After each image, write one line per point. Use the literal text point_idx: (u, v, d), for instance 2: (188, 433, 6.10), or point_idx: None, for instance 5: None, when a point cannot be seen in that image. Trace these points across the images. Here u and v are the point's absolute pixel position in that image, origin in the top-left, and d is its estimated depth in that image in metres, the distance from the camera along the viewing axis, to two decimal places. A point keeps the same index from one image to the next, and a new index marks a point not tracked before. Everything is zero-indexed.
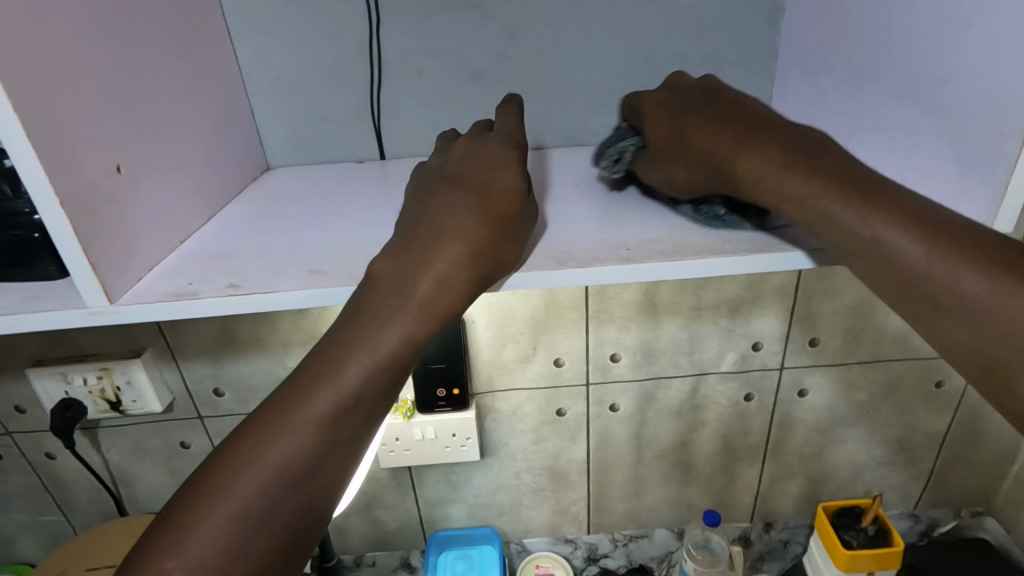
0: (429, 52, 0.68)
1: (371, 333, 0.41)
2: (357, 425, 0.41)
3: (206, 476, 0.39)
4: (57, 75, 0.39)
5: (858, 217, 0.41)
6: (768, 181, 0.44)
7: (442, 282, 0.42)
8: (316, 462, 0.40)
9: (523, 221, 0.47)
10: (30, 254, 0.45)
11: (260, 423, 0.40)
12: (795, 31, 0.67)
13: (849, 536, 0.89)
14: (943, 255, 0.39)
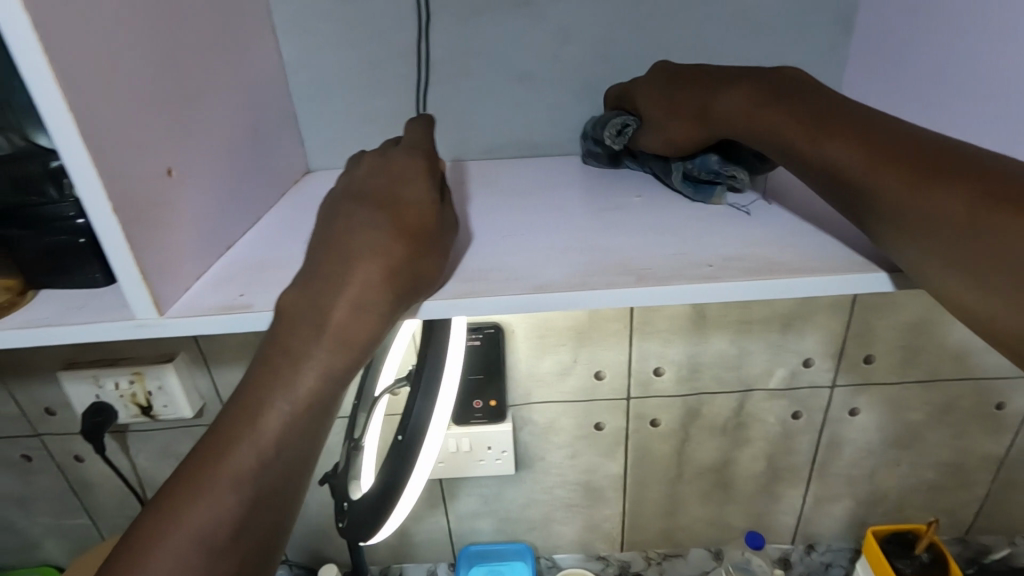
0: (480, 53, 0.65)
1: (287, 371, 0.38)
2: (284, 468, 0.37)
3: (119, 555, 0.35)
4: (112, 77, 0.37)
5: (817, 148, 0.44)
6: (738, 118, 0.49)
7: (359, 305, 0.39)
8: (241, 520, 0.36)
9: (442, 234, 0.44)
10: (76, 260, 0.43)
11: (171, 490, 0.36)
12: (868, 34, 0.64)
13: (902, 564, 0.85)
14: (892, 179, 0.39)
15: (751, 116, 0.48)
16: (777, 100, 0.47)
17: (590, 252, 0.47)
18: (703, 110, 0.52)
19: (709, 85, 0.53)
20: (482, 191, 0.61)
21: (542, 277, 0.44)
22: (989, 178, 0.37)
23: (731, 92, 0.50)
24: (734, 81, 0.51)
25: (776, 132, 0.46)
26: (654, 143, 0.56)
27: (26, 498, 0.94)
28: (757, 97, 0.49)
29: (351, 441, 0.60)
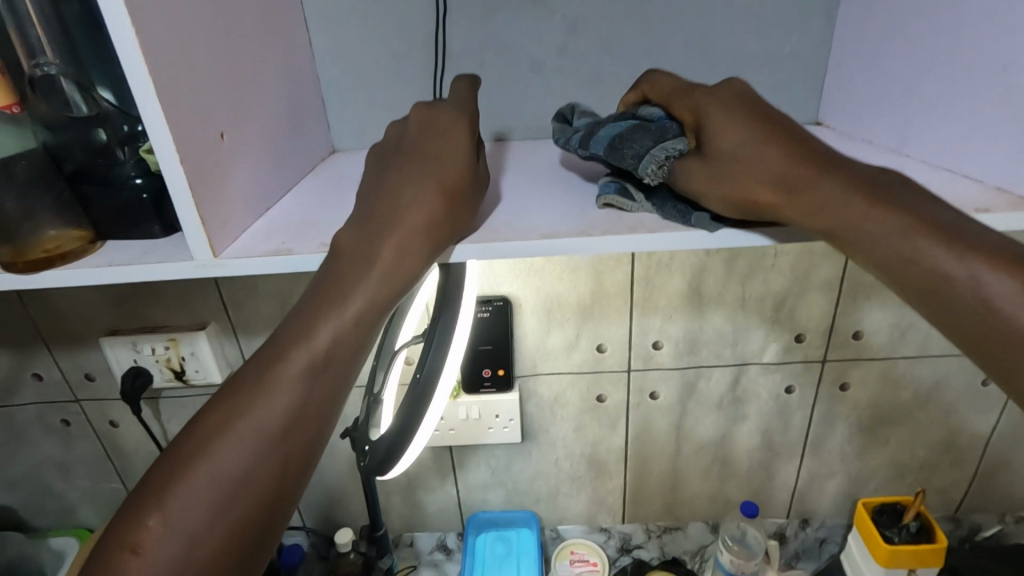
0: (493, 42, 0.71)
1: (338, 297, 0.44)
2: (331, 382, 0.43)
3: (187, 435, 0.41)
4: (178, 47, 0.44)
5: (950, 257, 0.40)
6: (854, 218, 0.42)
7: (403, 248, 0.44)
8: (298, 416, 0.42)
9: (477, 192, 0.49)
10: (137, 215, 0.48)
11: (238, 386, 0.42)
12: (850, 22, 0.68)
13: (890, 533, 0.89)
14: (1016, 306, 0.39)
15: (855, 210, 0.42)
16: (878, 202, 0.42)
17: (595, 212, 0.53)
18: (794, 190, 0.43)
19: (804, 154, 0.44)
20: (494, 167, 0.67)
21: (547, 229, 0.50)
22: None
23: (820, 180, 0.43)
24: (807, 170, 0.44)
25: (886, 238, 0.42)
26: (721, 189, 0.46)
27: (63, 463, 1.00)
28: (867, 186, 0.43)
29: (371, 396, 0.66)
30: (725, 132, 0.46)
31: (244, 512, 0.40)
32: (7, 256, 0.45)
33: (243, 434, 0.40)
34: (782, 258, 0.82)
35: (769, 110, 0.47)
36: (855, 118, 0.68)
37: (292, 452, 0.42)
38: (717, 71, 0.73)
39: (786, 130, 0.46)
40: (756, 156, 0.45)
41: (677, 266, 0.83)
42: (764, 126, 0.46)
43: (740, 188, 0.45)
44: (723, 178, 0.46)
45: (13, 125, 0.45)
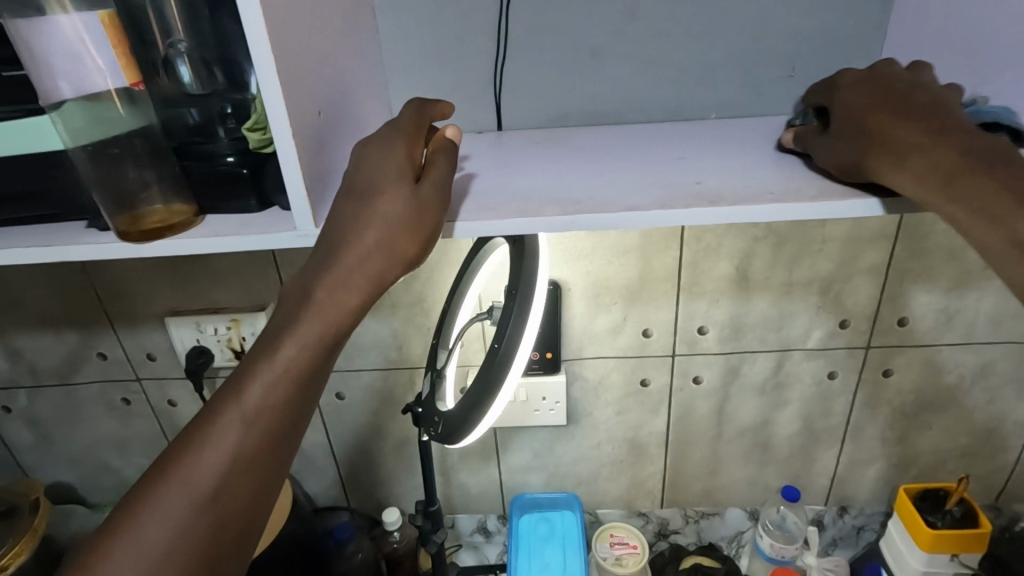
0: (551, 31, 0.73)
1: (273, 343, 0.45)
2: (269, 429, 0.44)
3: (126, 500, 0.42)
4: (285, 29, 0.46)
5: None
6: (936, 182, 0.46)
7: (335, 287, 0.46)
8: (254, 447, 0.43)
9: (432, 213, 0.48)
10: (237, 188, 0.51)
11: (200, 421, 0.44)
12: (906, 8, 0.69)
13: (933, 517, 0.90)
14: None
15: (947, 173, 0.45)
16: (989, 164, 0.45)
17: (667, 187, 0.56)
18: (920, 145, 0.47)
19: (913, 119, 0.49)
20: (556, 152, 0.69)
21: (628, 202, 0.53)
22: None
23: (941, 138, 0.47)
24: (936, 123, 0.48)
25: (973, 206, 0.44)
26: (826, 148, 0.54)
27: (121, 442, 1.04)
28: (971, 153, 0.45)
29: (435, 372, 0.69)
30: (856, 101, 0.53)
31: (208, 546, 0.41)
32: (124, 224, 0.49)
33: (206, 471, 0.42)
34: (828, 244, 0.84)
35: (901, 84, 0.53)
36: None
37: (254, 483, 0.44)
38: (770, 58, 0.74)
39: (931, 97, 0.51)
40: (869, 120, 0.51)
41: (725, 251, 0.84)
42: (890, 95, 0.52)
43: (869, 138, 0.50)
44: (854, 134, 0.51)
45: (134, 107, 0.48)
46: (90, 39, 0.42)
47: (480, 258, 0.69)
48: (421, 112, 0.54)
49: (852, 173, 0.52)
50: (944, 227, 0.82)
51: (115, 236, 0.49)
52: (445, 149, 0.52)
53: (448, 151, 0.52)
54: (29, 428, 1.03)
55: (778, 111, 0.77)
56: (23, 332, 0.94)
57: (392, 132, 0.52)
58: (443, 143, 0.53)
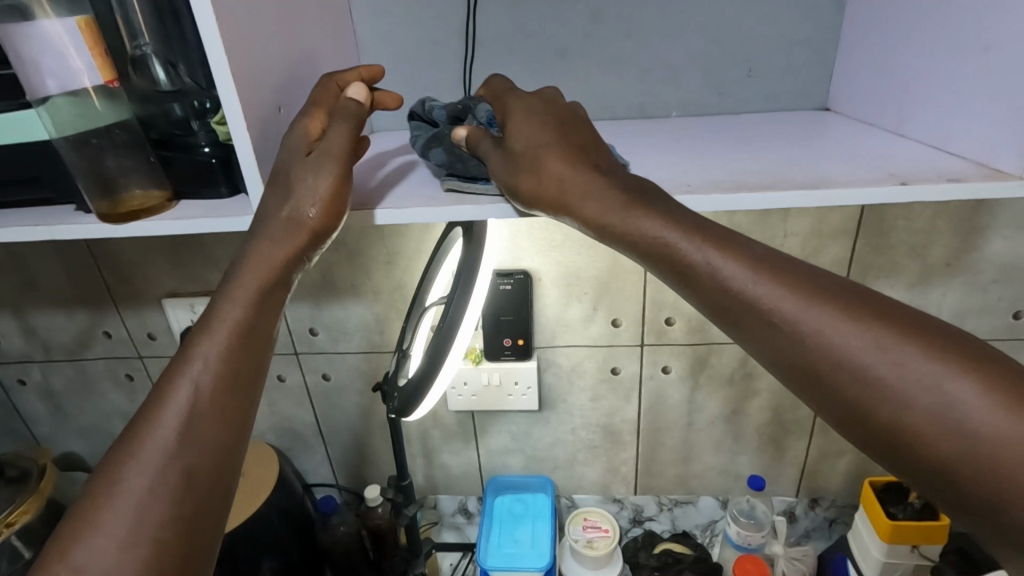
0: (518, 32, 0.77)
1: (211, 313, 0.49)
2: (222, 385, 0.47)
3: (96, 480, 0.43)
4: (245, 34, 0.52)
5: (700, 250, 0.47)
6: (599, 218, 0.50)
7: (261, 254, 0.51)
8: (210, 402, 0.46)
9: (326, 179, 0.52)
10: (207, 176, 0.56)
11: (156, 387, 0.46)
12: (858, 10, 0.71)
13: (895, 509, 0.91)
14: (773, 293, 0.44)
15: (613, 209, 0.50)
16: (642, 203, 0.49)
17: None
18: (568, 186, 0.51)
19: (579, 158, 0.53)
20: None
21: None
22: (885, 313, 0.42)
23: (593, 176, 0.51)
24: (595, 162, 0.53)
25: (646, 230, 0.48)
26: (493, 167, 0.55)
27: (126, 415, 1.11)
28: (626, 193, 0.50)
29: (401, 351, 0.73)
30: (520, 127, 0.55)
31: (183, 493, 0.43)
32: (105, 207, 0.55)
33: (167, 424, 0.44)
34: (791, 238, 0.85)
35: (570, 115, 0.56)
36: (861, 102, 0.72)
37: (221, 433, 0.46)
38: (731, 57, 0.77)
39: (582, 137, 0.55)
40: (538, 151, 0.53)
41: None
42: (551, 127, 0.55)
43: (518, 176, 0.53)
44: (516, 165, 0.53)
45: (112, 101, 0.53)
46: (71, 45, 0.49)
47: (446, 247, 0.71)
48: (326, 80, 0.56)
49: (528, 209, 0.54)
50: (906, 222, 0.83)
51: (97, 219, 0.55)
52: (342, 113, 0.53)
53: (337, 119, 0.53)
54: (43, 400, 1.11)
55: (740, 109, 0.80)
56: (36, 310, 1.01)
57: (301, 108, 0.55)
58: (341, 108, 0.54)
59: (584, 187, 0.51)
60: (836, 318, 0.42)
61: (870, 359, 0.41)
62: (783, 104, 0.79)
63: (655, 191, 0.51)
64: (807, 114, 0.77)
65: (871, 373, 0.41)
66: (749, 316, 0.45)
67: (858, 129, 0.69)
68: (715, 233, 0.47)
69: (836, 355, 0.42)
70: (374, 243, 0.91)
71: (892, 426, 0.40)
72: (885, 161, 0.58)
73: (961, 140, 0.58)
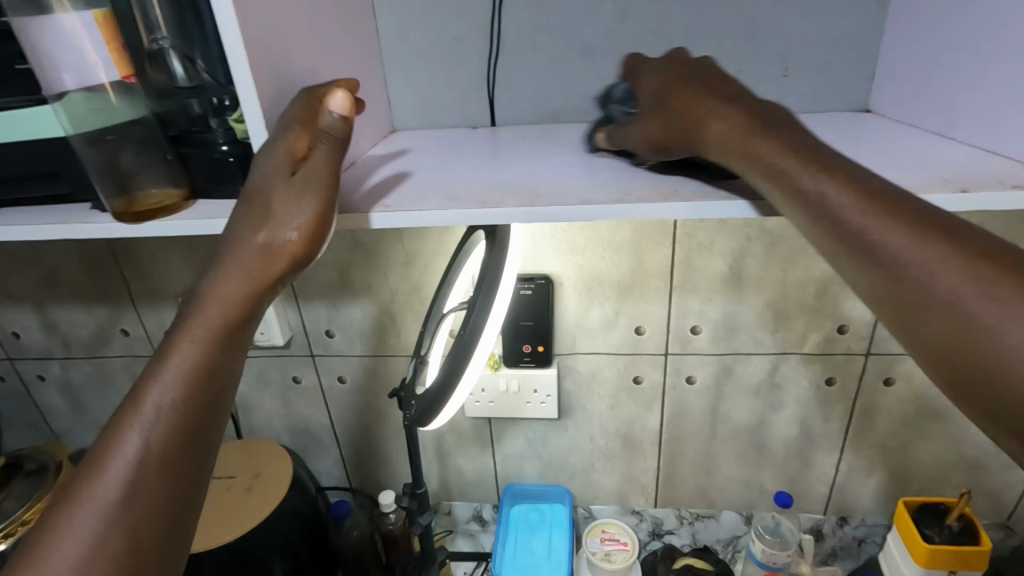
0: (543, 29, 0.75)
1: (168, 349, 0.45)
2: (177, 435, 0.43)
3: (30, 543, 0.39)
4: (263, 32, 0.51)
5: (808, 176, 0.43)
6: (722, 146, 0.48)
7: (230, 284, 0.46)
8: (160, 456, 0.42)
9: (308, 206, 0.49)
10: (226, 175, 0.55)
11: (102, 435, 0.42)
12: (902, 7, 0.68)
13: (931, 531, 0.87)
14: (881, 229, 0.39)
15: (741, 138, 0.46)
16: (762, 127, 0.46)
17: (629, 183, 0.57)
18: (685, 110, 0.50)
19: (709, 91, 0.50)
20: (542, 147, 0.71)
21: (589, 195, 0.55)
22: (1021, 272, 0.36)
23: (721, 104, 0.48)
24: (732, 96, 0.49)
25: (753, 156, 0.45)
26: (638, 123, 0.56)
27: None
28: (750, 119, 0.47)
29: (419, 357, 0.71)
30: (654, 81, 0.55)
31: (126, 560, 0.39)
32: (120, 207, 0.54)
33: (111, 482, 0.40)
34: None
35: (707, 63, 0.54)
36: (905, 104, 0.68)
37: (171, 491, 0.42)
38: (765, 55, 0.74)
39: (713, 70, 0.53)
40: (674, 92, 0.52)
41: (718, 250, 0.84)
42: (685, 72, 0.53)
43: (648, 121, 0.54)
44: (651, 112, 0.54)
45: (129, 96, 0.52)
46: (88, 39, 0.47)
47: (467, 249, 0.69)
48: (308, 98, 0.51)
49: (658, 152, 0.55)
50: None
51: (113, 218, 0.54)
52: (330, 135, 0.51)
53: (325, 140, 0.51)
54: (62, 396, 1.11)
55: None
56: (56, 306, 1.01)
57: (277, 124, 0.51)
58: (324, 126, 0.51)
59: (715, 117, 0.48)
60: (939, 243, 0.38)
61: (994, 321, 0.35)
62: (820, 105, 0.76)
63: (780, 117, 0.47)
64: (846, 117, 0.74)
65: (957, 296, 0.36)
66: (852, 247, 0.40)
67: (900, 132, 0.66)
68: (836, 162, 0.43)
69: (941, 301, 0.37)
70: (393, 243, 0.89)
71: (972, 360, 0.35)
72: (931, 166, 0.55)
73: (1017, 143, 0.54)
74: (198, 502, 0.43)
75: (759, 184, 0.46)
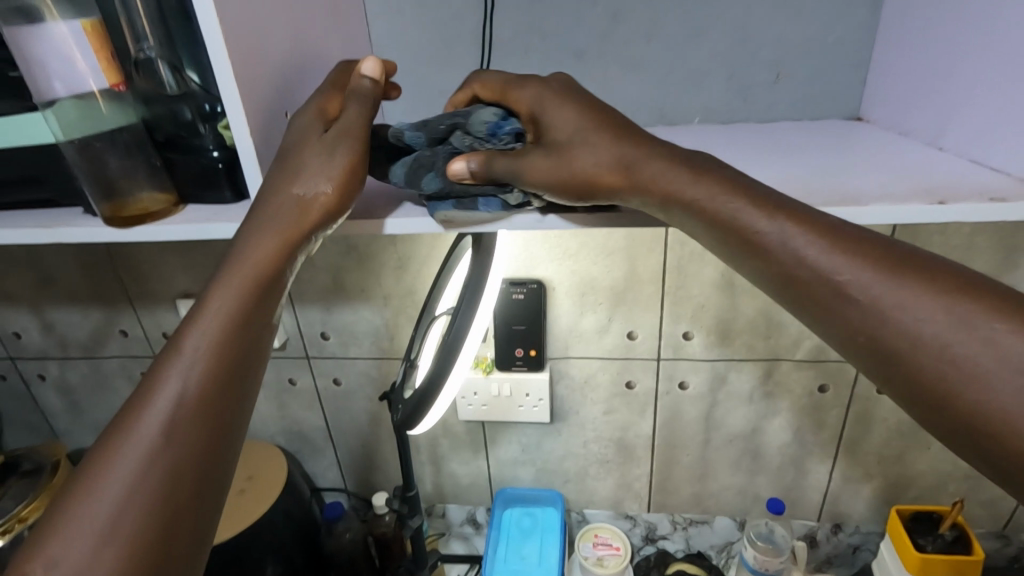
0: (535, 36, 0.75)
1: (206, 299, 0.48)
2: (214, 376, 0.46)
3: (82, 469, 0.43)
4: (252, 41, 0.51)
5: (764, 221, 0.44)
6: (660, 188, 0.47)
7: (262, 239, 0.49)
8: (199, 394, 0.45)
9: (340, 159, 0.51)
10: (213, 180, 0.56)
11: (148, 375, 0.46)
12: (894, 16, 0.68)
13: (924, 541, 0.87)
14: (846, 266, 0.41)
15: (682, 182, 0.47)
16: (703, 171, 0.47)
17: None
18: (627, 160, 0.48)
19: (630, 136, 0.49)
20: None
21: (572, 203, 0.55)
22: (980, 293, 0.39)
23: (654, 150, 0.48)
24: (656, 141, 0.49)
25: (705, 200, 0.46)
26: (537, 163, 0.50)
27: None
28: (689, 163, 0.47)
29: (408, 361, 0.72)
30: (562, 114, 0.50)
31: (169, 486, 0.42)
32: (109, 211, 0.55)
33: (155, 415, 0.43)
34: None
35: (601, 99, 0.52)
36: (896, 112, 0.68)
37: (208, 427, 0.45)
38: (757, 62, 0.74)
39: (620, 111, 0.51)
40: (593, 133, 0.49)
41: (710, 257, 0.84)
42: (596, 109, 0.51)
43: (571, 165, 0.49)
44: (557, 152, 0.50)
45: (118, 102, 0.53)
46: (76, 46, 0.48)
47: (457, 254, 0.70)
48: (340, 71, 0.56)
49: (584, 200, 0.51)
50: (941, 239, 0.78)
51: (101, 223, 0.55)
52: (359, 93, 0.53)
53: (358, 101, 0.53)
54: (60, 395, 1.12)
55: (766, 116, 0.76)
56: (56, 307, 1.03)
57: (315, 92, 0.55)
58: (355, 87, 0.54)
59: (654, 163, 0.48)
60: (913, 289, 0.39)
61: (956, 340, 0.37)
62: (812, 112, 0.76)
63: (712, 161, 0.48)
64: (838, 123, 0.74)
65: (931, 338, 0.38)
66: (820, 290, 0.42)
67: (890, 140, 0.65)
68: (789, 204, 0.45)
69: (908, 324, 0.39)
70: (387, 248, 0.90)
71: (939, 385, 0.38)
72: (918, 176, 0.55)
73: (1005, 153, 0.54)
74: (234, 440, 0.46)
75: (709, 231, 0.47)
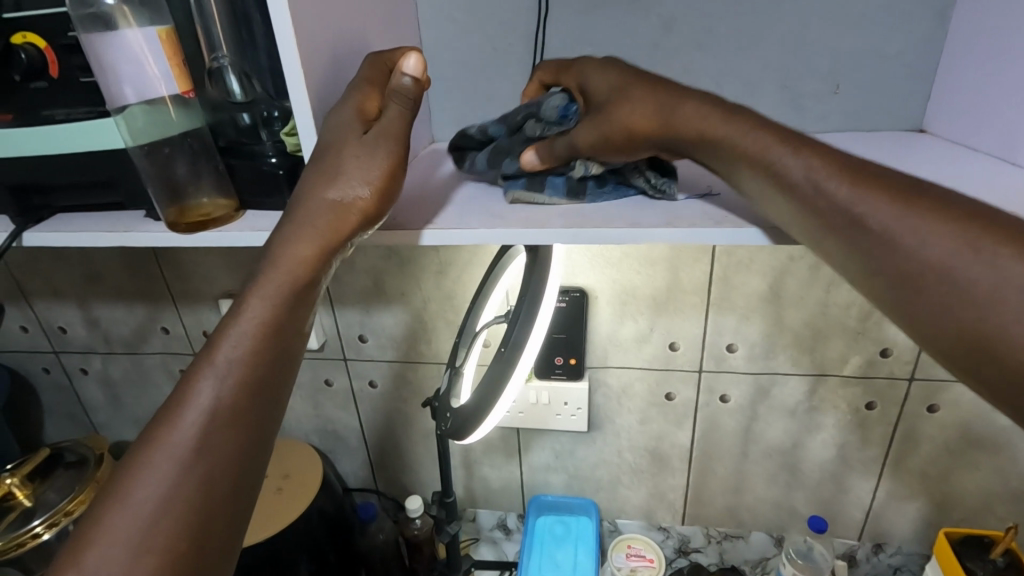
0: (586, 43, 0.74)
1: (240, 305, 0.47)
2: (247, 385, 0.44)
3: (108, 483, 0.41)
4: (315, 50, 0.52)
5: (795, 159, 0.46)
6: (697, 130, 0.50)
7: (298, 243, 0.48)
8: (231, 403, 0.43)
9: (380, 160, 0.50)
10: (273, 186, 0.55)
11: (179, 384, 0.44)
12: (962, 27, 0.65)
13: (974, 565, 0.84)
14: (879, 206, 0.42)
15: (722, 126, 0.49)
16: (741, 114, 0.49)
17: (673, 207, 0.57)
18: (663, 109, 0.51)
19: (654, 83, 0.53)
20: None
21: (634, 218, 0.55)
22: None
23: (690, 97, 0.51)
24: (675, 88, 0.53)
25: (739, 138, 0.48)
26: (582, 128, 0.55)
27: None
28: (728, 106, 0.50)
29: (453, 368, 0.71)
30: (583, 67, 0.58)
31: (200, 501, 0.41)
32: (173, 216, 0.56)
33: (186, 427, 0.42)
34: None
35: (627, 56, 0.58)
36: (961, 126, 0.66)
37: (241, 439, 0.43)
38: (814, 72, 0.72)
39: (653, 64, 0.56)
40: (627, 86, 0.54)
41: (757, 268, 0.82)
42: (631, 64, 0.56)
43: (610, 120, 0.52)
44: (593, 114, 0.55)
45: (186, 109, 0.54)
46: (149, 51, 0.48)
47: (504, 263, 0.69)
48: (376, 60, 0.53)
49: (629, 153, 0.54)
50: None
51: (167, 226, 0.56)
52: (398, 92, 0.51)
53: (398, 101, 0.51)
54: (102, 389, 1.14)
55: (821, 126, 0.75)
56: (101, 303, 1.04)
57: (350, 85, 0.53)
58: (396, 86, 0.51)
59: (702, 108, 0.50)
60: (950, 236, 0.40)
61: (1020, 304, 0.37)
62: (869, 124, 0.74)
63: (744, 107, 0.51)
64: (899, 136, 0.71)
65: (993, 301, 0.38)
66: (852, 234, 0.43)
67: (957, 155, 0.63)
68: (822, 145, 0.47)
69: (960, 285, 0.39)
70: (428, 252, 0.90)
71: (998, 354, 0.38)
72: (992, 195, 0.53)
73: None
74: (265, 451, 0.45)
75: (749, 177, 0.49)
